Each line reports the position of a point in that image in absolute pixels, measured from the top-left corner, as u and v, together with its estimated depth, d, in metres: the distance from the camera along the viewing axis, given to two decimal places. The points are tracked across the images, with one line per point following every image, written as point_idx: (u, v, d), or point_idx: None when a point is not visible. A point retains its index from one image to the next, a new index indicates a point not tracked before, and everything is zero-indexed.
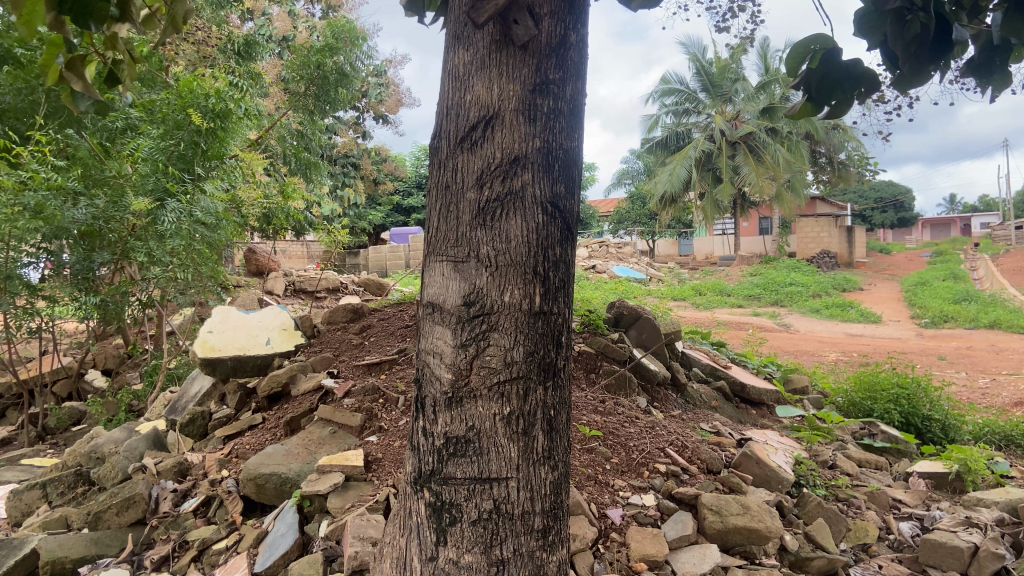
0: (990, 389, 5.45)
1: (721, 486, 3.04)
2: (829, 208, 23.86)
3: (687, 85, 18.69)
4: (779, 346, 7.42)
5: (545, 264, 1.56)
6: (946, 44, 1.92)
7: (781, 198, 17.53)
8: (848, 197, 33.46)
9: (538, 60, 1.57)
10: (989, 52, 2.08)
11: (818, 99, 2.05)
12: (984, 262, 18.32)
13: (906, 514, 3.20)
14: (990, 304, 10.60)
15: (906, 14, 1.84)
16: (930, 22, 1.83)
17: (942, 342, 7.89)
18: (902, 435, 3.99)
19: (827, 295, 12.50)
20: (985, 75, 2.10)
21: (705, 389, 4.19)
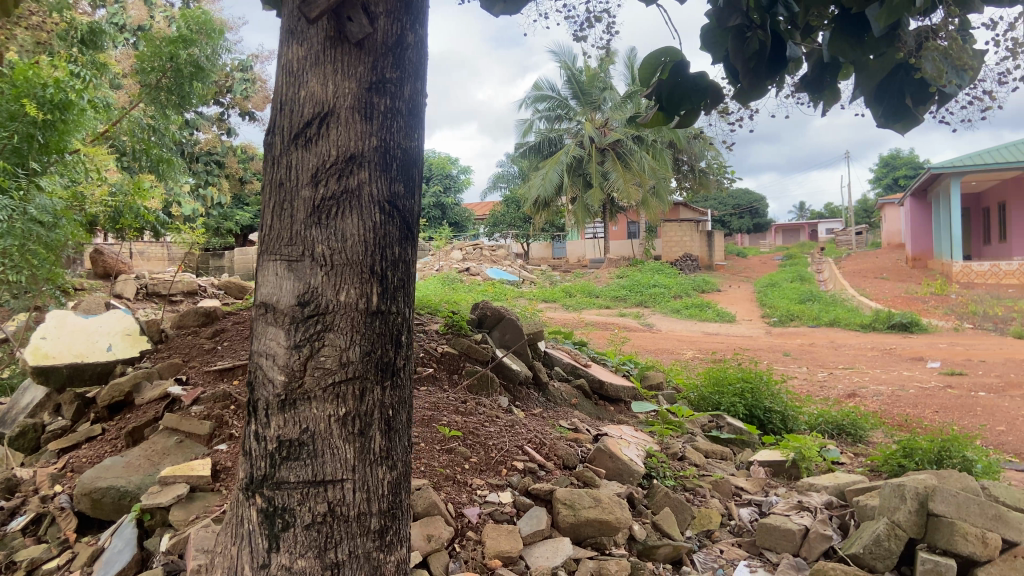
0: (827, 382, 5.91)
1: (575, 480, 3.14)
2: (692, 213, 25.09)
3: (558, 92, 19.09)
4: (640, 345, 7.68)
5: (382, 263, 1.56)
6: (782, 62, 2.03)
7: (647, 203, 18.33)
8: (710, 204, 35.30)
9: (374, 58, 1.57)
10: (822, 69, 2.20)
11: (668, 109, 2.13)
12: (829, 266, 19.79)
13: (746, 501, 3.43)
14: (831, 304, 11.50)
15: (745, 32, 1.93)
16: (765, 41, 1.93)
17: (787, 340, 8.43)
18: (745, 426, 4.25)
19: (687, 296, 13.17)
20: (817, 89, 2.22)
21: (565, 388, 4.30)
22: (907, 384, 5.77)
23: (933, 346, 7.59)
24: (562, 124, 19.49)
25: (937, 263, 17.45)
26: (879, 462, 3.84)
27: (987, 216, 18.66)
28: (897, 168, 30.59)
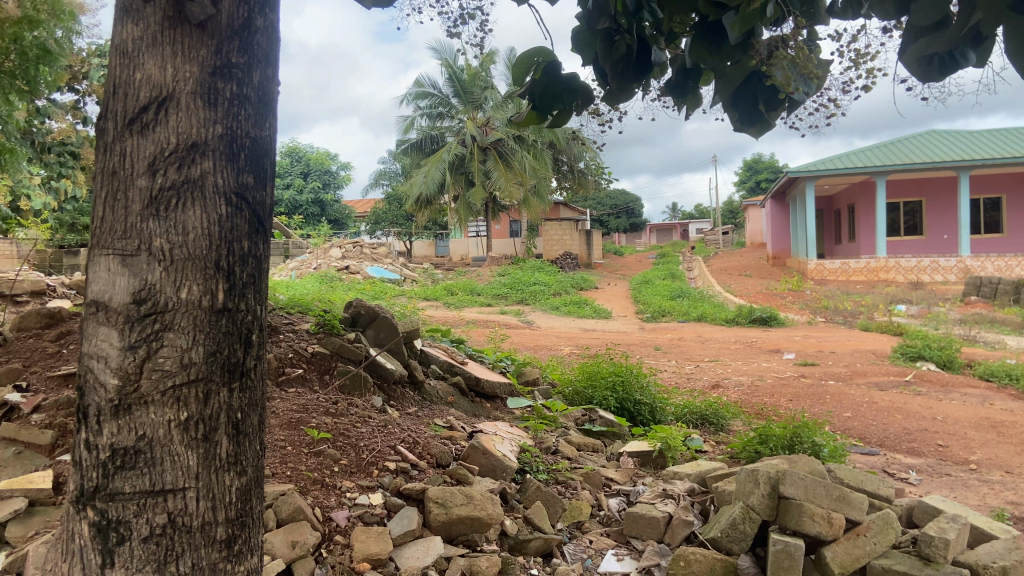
0: (693, 374, 6.19)
1: (448, 478, 3.12)
2: (571, 213, 25.74)
3: (439, 90, 19.01)
4: (518, 342, 7.78)
5: (229, 258, 1.48)
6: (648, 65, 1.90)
7: (529, 203, 18.81)
8: (589, 203, 36.27)
9: (218, 42, 1.48)
10: (684, 74, 2.11)
11: (541, 108, 1.92)
12: (699, 264, 20.77)
13: (615, 491, 3.55)
14: (699, 300, 12.08)
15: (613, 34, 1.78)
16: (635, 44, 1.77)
17: (658, 335, 8.76)
18: (616, 419, 4.38)
19: (566, 294, 13.47)
20: (680, 96, 2.14)
21: (441, 386, 4.27)
22: (765, 375, 6.12)
23: (789, 338, 8.11)
24: (443, 122, 19.45)
25: (794, 261, 18.66)
26: (738, 449, 4.06)
27: (839, 218, 20.12)
28: (759, 172, 32.51)
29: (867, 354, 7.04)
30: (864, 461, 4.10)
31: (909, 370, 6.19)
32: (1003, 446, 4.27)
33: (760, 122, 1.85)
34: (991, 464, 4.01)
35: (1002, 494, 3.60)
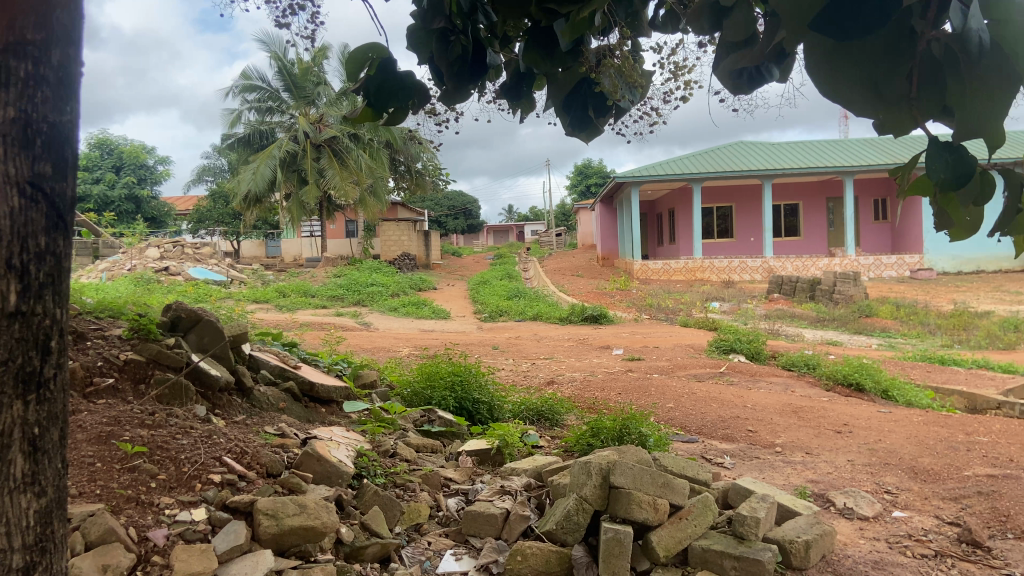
0: (529, 372, 6.33)
1: (279, 488, 2.98)
2: (408, 213, 25.62)
3: (268, 83, 18.13)
4: (355, 344, 7.61)
5: (24, 257, 1.32)
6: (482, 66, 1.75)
7: (364, 202, 18.46)
8: (426, 204, 36.23)
9: (11, 15, 1.32)
10: (518, 78, 2.08)
11: (376, 106, 1.70)
12: (535, 264, 21.35)
13: (454, 490, 3.55)
14: (535, 299, 12.40)
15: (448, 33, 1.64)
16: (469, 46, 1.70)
17: (496, 334, 8.90)
18: (455, 419, 4.38)
19: (405, 295, 13.37)
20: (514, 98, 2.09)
21: (272, 392, 4.07)
22: (596, 370, 6.39)
23: (618, 335, 8.52)
24: (273, 117, 18.64)
25: (621, 262, 19.65)
26: (572, 442, 4.19)
27: (661, 221, 21.42)
28: (589, 176, 33.96)
29: (687, 348, 7.55)
30: (685, 449, 4.38)
31: (724, 362, 6.69)
32: (802, 429, 4.72)
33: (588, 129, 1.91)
34: (793, 446, 4.42)
35: (803, 474, 3.98)
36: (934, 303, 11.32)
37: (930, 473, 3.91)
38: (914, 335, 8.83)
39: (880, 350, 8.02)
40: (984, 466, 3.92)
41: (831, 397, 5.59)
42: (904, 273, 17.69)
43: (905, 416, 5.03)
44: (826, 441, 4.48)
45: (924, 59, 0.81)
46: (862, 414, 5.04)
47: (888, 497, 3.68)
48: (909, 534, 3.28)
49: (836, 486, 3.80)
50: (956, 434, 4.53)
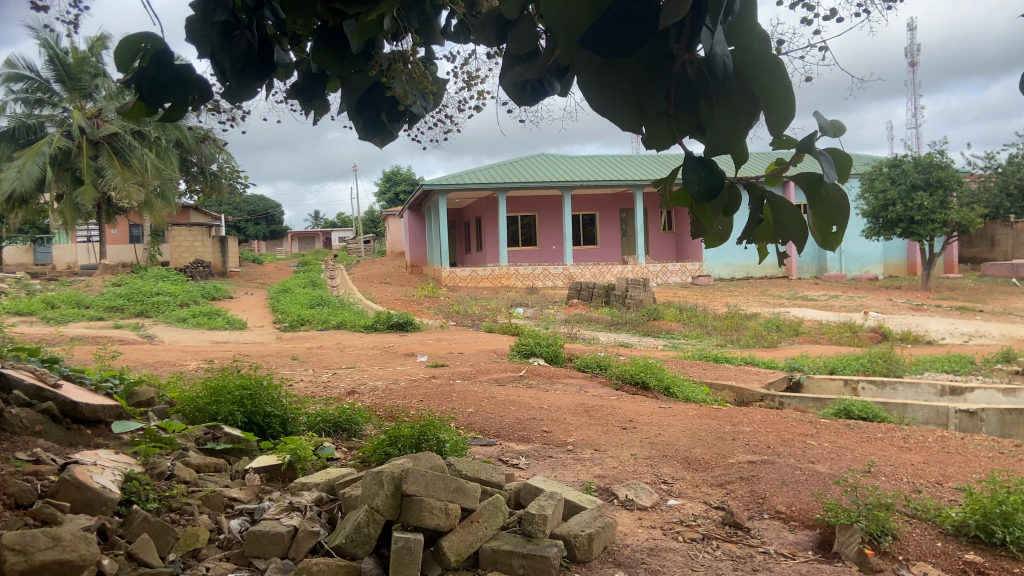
0: (329, 382, 6.15)
1: (31, 520, 2.65)
2: (202, 217, 24.08)
3: (37, 72, 16.27)
4: (134, 358, 7.01)
5: None
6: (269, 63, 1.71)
7: (152, 205, 17.09)
8: (224, 208, 34.40)
9: None
10: (311, 79, 2.03)
11: (150, 102, 1.58)
12: (340, 272, 20.88)
13: (237, 511, 3.35)
14: (338, 307, 12.13)
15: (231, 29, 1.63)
16: (255, 42, 1.66)
17: (295, 344, 8.58)
18: (242, 434, 4.13)
19: (196, 305, 12.52)
20: (307, 99, 2.04)
21: (26, 413, 3.61)
22: (399, 378, 6.33)
23: (423, 342, 8.54)
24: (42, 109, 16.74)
25: (429, 269, 19.76)
26: (368, 453, 4.12)
27: (468, 229, 21.82)
28: (398, 183, 33.89)
29: (489, 353, 7.71)
30: (483, 452, 4.45)
31: (523, 366, 6.90)
32: (592, 427, 4.97)
33: (383, 132, 1.94)
34: (584, 444, 4.64)
35: (591, 470, 4.19)
36: (710, 306, 12.45)
37: (700, 462, 4.27)
38: (694, 336, 9.65)
39: (664, 350, 8.69)
40: (746, 453, 4.35)
41: (619, 395, 5.95)
42: (686, 279, 19.23)
43: (682, 410, 5.47)
44: (613, 438, 4.75)
45: (680, 82, 1.19)
46: (645, 411, 5.41)
47: (664, 487, 3.96)
48: (681, 520, 3.56)
49: (620, 479, 4.03)
50: (725, 425, 4.99)
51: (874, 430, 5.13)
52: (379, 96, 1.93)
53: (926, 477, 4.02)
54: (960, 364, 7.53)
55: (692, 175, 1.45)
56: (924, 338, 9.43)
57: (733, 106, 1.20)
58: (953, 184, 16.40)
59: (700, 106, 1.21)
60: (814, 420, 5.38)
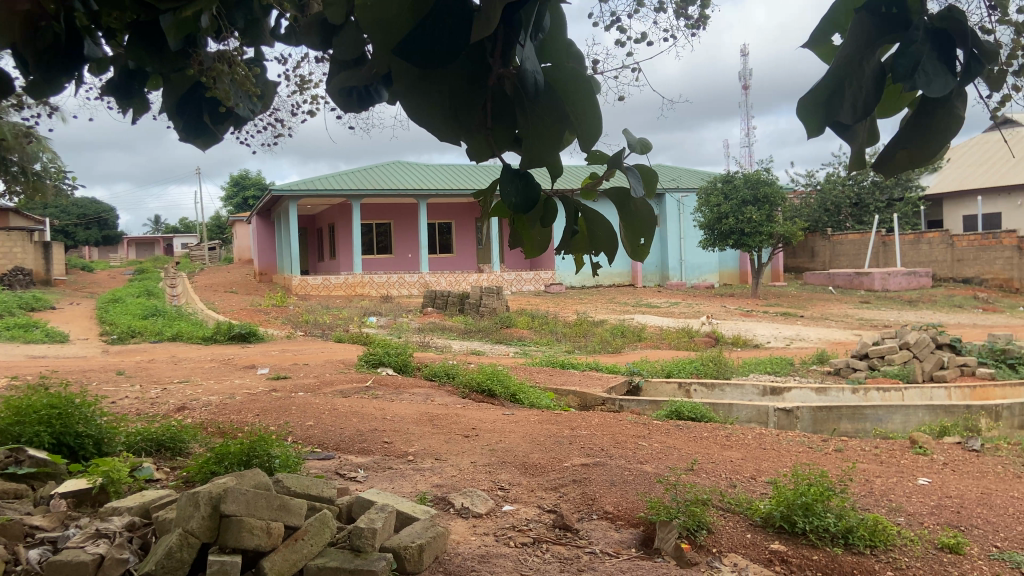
0: (158, 398, 5.77)
1: None
2: (24, 220, 22.01)
3: None
4: None
5: None
6: (77, 56, 2.04)
7: None
8: (50, 211, 31.67)
9: None
10: (129, 76, 2.33)
11: None
12: (182, 280, 19.73)
13: (38, 541, 3.05)
14: (175, 318, 11.43)
15: (38, 21, 1.96)
16: (62, 33, 1.99)
17: (123, 358, 8.00)
18: (49, 457, 3.79)
19: (10, 317, 11.39)
20: (126, 96, 2.35)
21: None
22: (236, 392, 6.04)
23: (265, 354, 8.22)
24: None
25: (279, 277, 19.09)
26: (192, 472, 3.89)
27: (321, 237, 21.31)
28: (247, 188, 32.52)
29: (336, 363, 7.54)
30: (319, 466, 4.34)
31: (370, 376, 6.79)
32: (434, 436, 4.96)
33: (206, 133, 2.26)
34: (425, 453, 4.62)
35: (430, 479, 4.18)
36: (561, 314, 12.82)
37: (537, 467, 4.36)
38: (544, 343, 9.88)
39: (514, 357, 8.83)
40: (580, 456, 4.49)
41: (465, 403, 5.98)
42: (540, 287, 19.69)
43: (525, 416, 5.58)
44: (455, 446, 4.77)
45: (498, 93, 1.53)
46: (488, 418, 5.48)
47: (500, 493, 4.01)
48: (513, 525, 3.61)
49: (458, 487, 4.04)
50: (563, 429, 5.15)
51: (700, 430, 5.46)
52: (198, 99, 2.24)
53: (742, 472, 4.31)
54: (780, 366, 8.18)
55: (511, 188, 1.81)
56: (751, 342, 10.16)
57: (548, 119, 1.55)
58: (778, 199, 17.83)
59: (518, 116, 1.56)
60: (648, 422, 5.64)
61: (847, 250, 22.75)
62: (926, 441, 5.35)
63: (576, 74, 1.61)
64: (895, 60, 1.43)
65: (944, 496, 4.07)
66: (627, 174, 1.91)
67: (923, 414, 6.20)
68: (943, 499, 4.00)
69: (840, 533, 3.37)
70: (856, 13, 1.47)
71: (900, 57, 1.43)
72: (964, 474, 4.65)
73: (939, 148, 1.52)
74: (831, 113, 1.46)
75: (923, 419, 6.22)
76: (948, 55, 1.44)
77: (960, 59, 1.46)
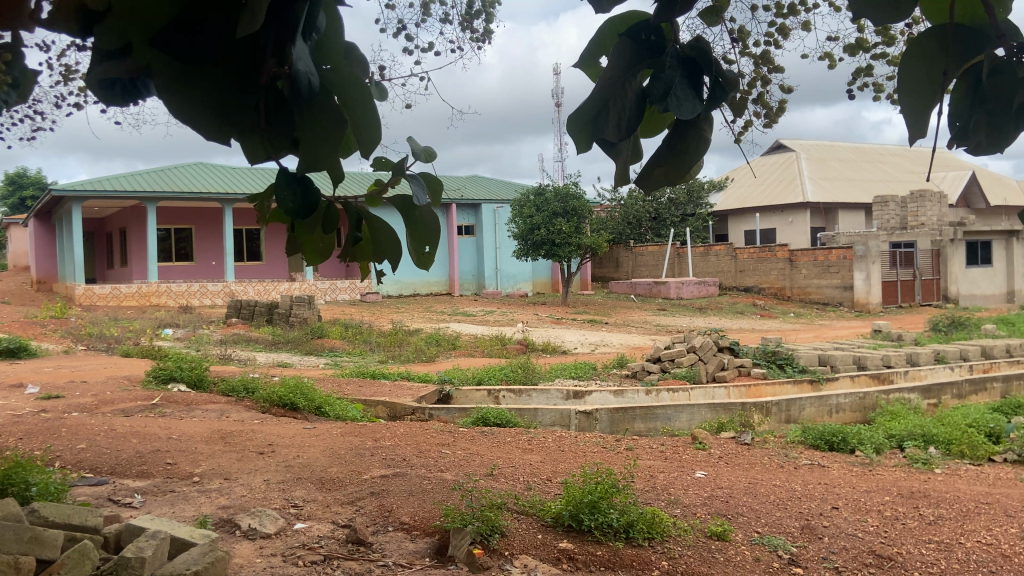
0: None
1: None
2: None
3: None
4: None
5: None
6: None
7: None
8: None
9: None
10: None
11: None
12: None
13: None
14: None
15: None
16: None
17: None
18: None
19: None
20: None
21: None
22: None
23: (37, 370, 7.39)
24: None
25: (61, 286, 17.30)
26: None
27: (111, 241, 19.58)
28: (23, 187, 29.16)
29: (120, 380, 6.92)
30: (89, 493, 3.94)
31: (159, 393, 6.29)
32: (225, 455, 4.67)
33: None
34: (212, 473, 4.33)
35: (216, 501, 3.92)
36: (375, 323, 12.67)
37: (334, 481, 4.23)
38: (356, 353, 9.69)
39: (323, 369, 8.58)
40: (381, 468, 4.42)
41: (263, 418, 5.70)
42: (356, 296, 19.34)
43: (327, 430, 5.41)
44: (247, 464, 4.51)
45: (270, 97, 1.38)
46: (287, 433, 5.26)
47: (293, 510, 3.84)
48: (303, 543, 3.47)
49: (246, 508, 3.83)
50: (367, 441, 5.05)
51: (504, 435, 5.57)
52: None
53: (538, 475, 4.44)
54: (584, 371, 8.59)
55: (287, 193, 1.76)
56: (559, 349, 10.58)
57: (324, 122, 1.43)
58: (585, 212, 18.80)
59: (295, 119, 1.43)
60: (454, 429, 5.68)
61: (649, 261, 24.41)
62: (705, 437, 5.83)
63: (354, 78, 1.55)
64: (651, 83, 1.51)
65: (716, 488, 4.44)
66: (410, 181, 1.93)
67: (705, 412, 6.74)
68: (715, 490, 4.36)
69: (623, 528, 3.56)
70: (618, 38, 1.56)
71: (654, 81, 1.51)
72: (735, 465, 5.12)
73: (693, 168, 1.63)
74: (597, 131, 1.51)
75: (705, 417, 6.75)
76: (697, 81, 1.53)
77: (707, 86, 1.54)
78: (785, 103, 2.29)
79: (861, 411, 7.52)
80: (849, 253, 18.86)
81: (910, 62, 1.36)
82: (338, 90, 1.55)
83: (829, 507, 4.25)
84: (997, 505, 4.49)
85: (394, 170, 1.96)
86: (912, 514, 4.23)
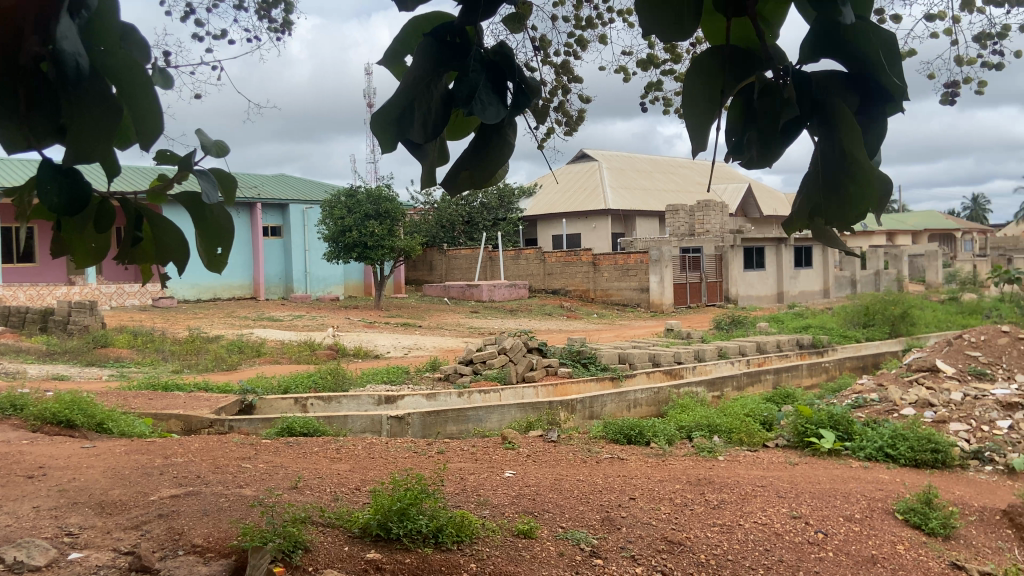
0: None
1: None
2: None
3: None
4: None
5: None
6: None
7: None
8: None
9: None
10: None
11: None
12: None
13: None
14: None
15: None
16: None
17: None
18: None
19: None
20: None
21: None
22: None
23: None
24: None
25: None
26: None
27: None
28: None
29: None
30: None
31: None
32: None
33: None
34: None
35: None
36: (169, 330, 11.72)
37: (117, 505, 3.83)
38: (147, 363, 8.92)
39: (108, 381, 7.80)
40: (171, 487, 4.07)
41: (33, 439, 5.05)
42: (147, 301, 17.85)
43: (109, 448, 4.91)
44: (11, 490, 3.97)
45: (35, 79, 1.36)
46: (61, 453, 4.70)
47: (67, 539, 3.42)
48: None
49: (9, 540, 3.36)
50: (155, 459, 4.64)
51: (311, 445, 5.36)
52: None
53: (346, 485, 4.31)
54: (396, 376, 8.50)
55: (52, 188, 1.54)
56: (371, 353, 10.40)
57: (91, 111, 1.31)
58: (398, 215, 18.67)
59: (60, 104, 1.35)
60: (256, 441, 5.37)
61: (462, 264, 24.72)
62: (514, 437, 5.97)
63: (130, 61, 1.39)
64: (456, 85, 1.49)
65: (523, 486, 4.54)
66: (200, 177, 1.77)
67: (514, 412, 6.92)
68: (522, 489, 4.47)
69: (432, 534, 3.53)
70: (424, 37, 1.52)
71: (459, 83, 1.49)
72: (542, 463, 5.28)
73: (497, 174, 1.64)
74: (402, 130, 1.45)
75: (514, 417, 6.93)
76: (500, 86, 1.53)
77: (510, 91, 1.56)
78: (584, 111, 2.39)
79: (655, 405, 8.06)
80: (645, 258, 20.25)
81: (694, 78, 1.45)
82: (112, 77, 1.38)
83: (627, 498, 4.49)
84: (769, 487, 5.00)
85: (181, 164, 1.79)
86: (699, 500, 4.58)
